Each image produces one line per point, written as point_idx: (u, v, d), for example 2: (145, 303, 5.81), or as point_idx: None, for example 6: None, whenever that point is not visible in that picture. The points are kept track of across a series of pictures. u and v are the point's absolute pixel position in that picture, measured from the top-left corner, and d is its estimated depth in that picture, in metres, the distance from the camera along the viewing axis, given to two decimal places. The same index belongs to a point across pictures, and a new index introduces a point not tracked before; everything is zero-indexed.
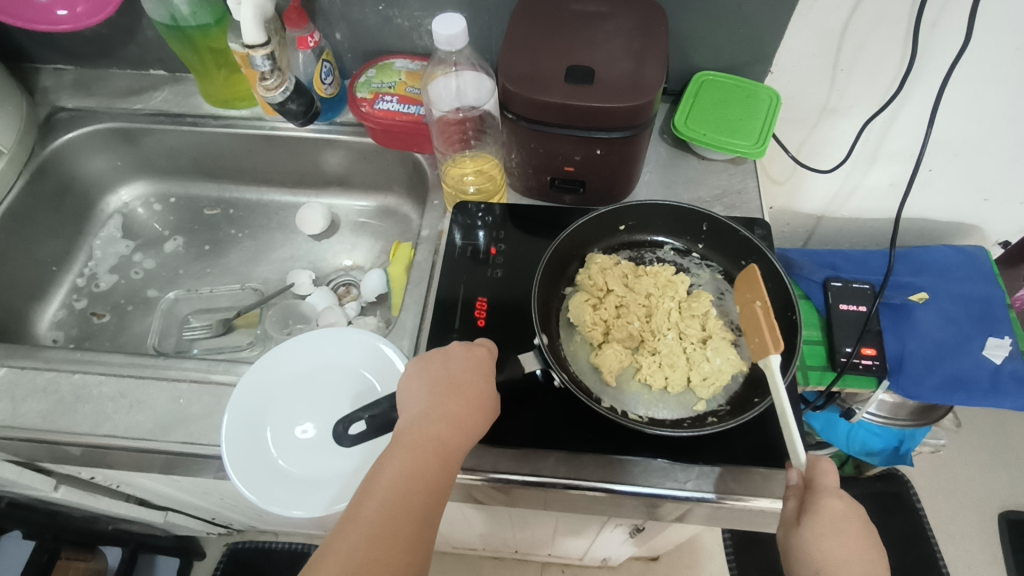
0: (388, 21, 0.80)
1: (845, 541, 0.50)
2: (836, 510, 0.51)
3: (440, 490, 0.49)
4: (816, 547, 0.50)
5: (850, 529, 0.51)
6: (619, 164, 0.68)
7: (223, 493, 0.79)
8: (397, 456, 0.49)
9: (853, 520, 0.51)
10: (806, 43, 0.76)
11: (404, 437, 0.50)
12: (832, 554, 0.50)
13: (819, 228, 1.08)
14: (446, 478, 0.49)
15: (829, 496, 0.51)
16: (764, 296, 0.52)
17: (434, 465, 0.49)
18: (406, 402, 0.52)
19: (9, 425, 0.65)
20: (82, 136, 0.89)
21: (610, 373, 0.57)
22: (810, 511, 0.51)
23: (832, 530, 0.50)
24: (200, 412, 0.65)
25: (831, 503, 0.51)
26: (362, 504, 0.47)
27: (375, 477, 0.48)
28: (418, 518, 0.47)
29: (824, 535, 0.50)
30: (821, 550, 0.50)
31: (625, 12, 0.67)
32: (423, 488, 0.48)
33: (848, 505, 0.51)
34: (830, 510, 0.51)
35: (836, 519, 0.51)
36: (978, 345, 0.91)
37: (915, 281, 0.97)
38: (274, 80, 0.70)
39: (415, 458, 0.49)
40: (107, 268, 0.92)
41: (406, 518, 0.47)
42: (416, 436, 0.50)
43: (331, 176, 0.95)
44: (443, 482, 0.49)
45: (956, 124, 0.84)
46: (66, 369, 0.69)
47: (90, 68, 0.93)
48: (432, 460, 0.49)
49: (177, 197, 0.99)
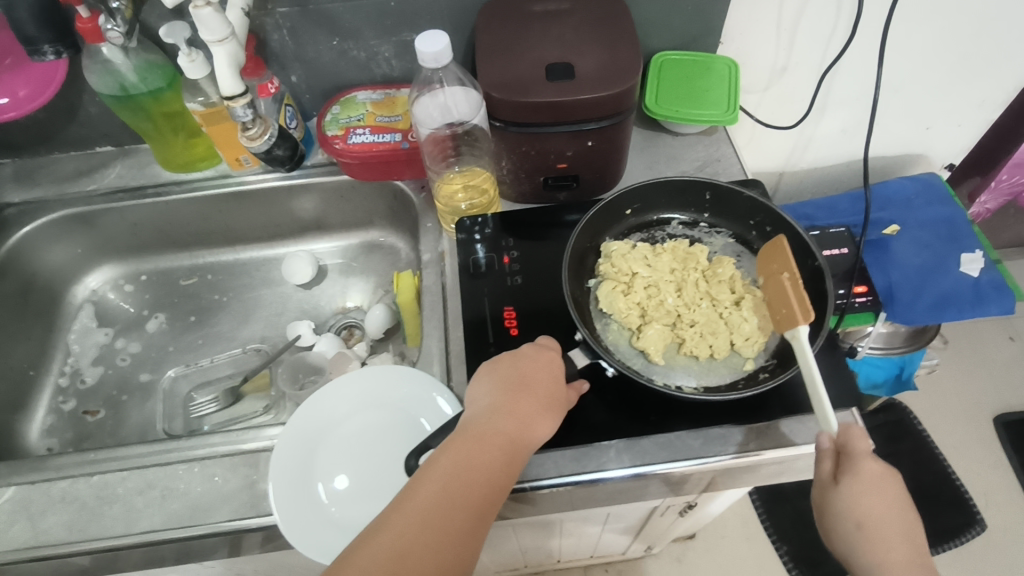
0: (344, 54, 0.78)
1: (883, 499, 0.51)
2: (874, 471, 0.51)
3: (499, 487, 0.46)
4: (857, 506, 0.51)
5: (887, 487, 0.51)
6: (610, 152, 0.69)
7: (266, 568, 0.75)
8: (460, 444, 0.47)
9: (890, 479, 0.51)
10: (751, 9, 0.79)
11: (469, 428, 0.48)
12: (873, 512, 0.51)
13: (783, 182, 1.11)
14: (506, 476, 0.47)
15: (866, 458, 0.51)
16: (793, 268, 0.52)
17: (497, 460, 0.47)
18: (475, 398, 0.52)
19: (33, 544, 0.60)
20: (38, 228, 0.83)
21: (657, 352, 0.57)
22: (848, 474, 0.51)
23: (871, 490, 0.51)
24: (239, 486, 0.62)
25: (869, 464, 0.51)
26: (419, 486, 0.45)
27: (433, 462, 0.46)
28: (473, 511, 0.45)
29: (863, 495, 0.51)
30: (861, 509, 0.51)
31: (584, 6, 0.69)
32: (482, 480, 0.46)
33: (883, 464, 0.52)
34: (867, 471, 0.51)
35: (873, 479, 0.51)
36: (955, 263, 0.96)
37: (884, 216, 1.02)
38: (256, 128, 0.71)
39: (478, 449, 0.47)
40: (89, 361, 0.87)
41: (461, 508, 0.44)
42: (481, 429, 0.48)
43: (307, 222, 0.92)
44: (503, 480, 0.47)
45: (895, 62, 0.88)
46: (82, 474, 0.64)
47: (30, 158, 0.88)
48: (495, 454, 0.47)
49: (148, 274, 0.94)
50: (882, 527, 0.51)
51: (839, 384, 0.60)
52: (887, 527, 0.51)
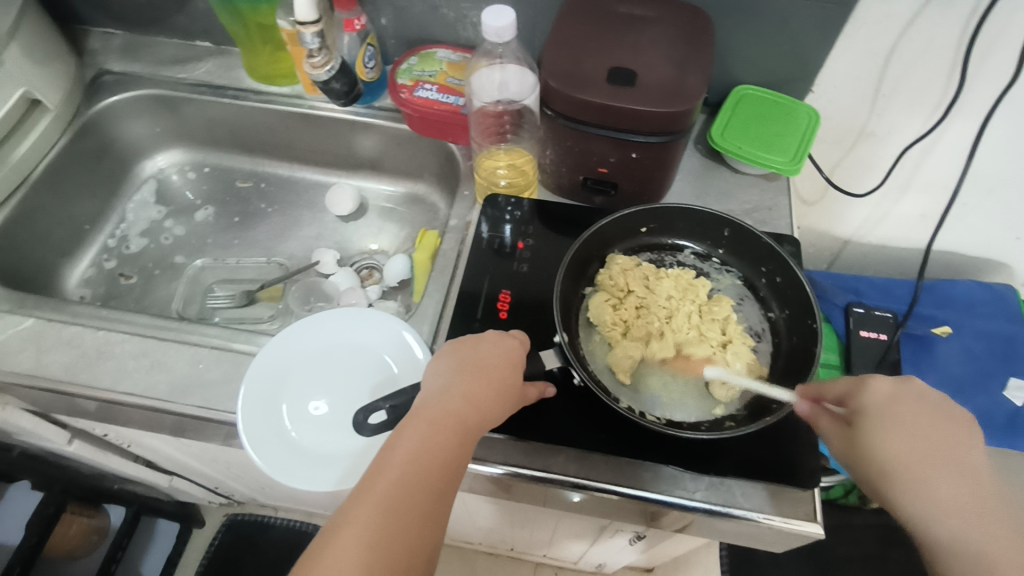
0: (434, 10, 0.80)
1: (910, 427, 0.47)
2: (911, 412, 0.47)
3: (456, 467, 0.48)
4: (877, 443, 0.47)
5: (917, 413, 0.47)
6: (653, 169, 0.68)
7: (232, 461, 0.81)
8: (416, 428, 0.48)
9: (917, 402, 0.48)
10: (850, 64, 0.75)
11: (424, 411, 0.49)
12: (897, 448, 0.46)
13: (844, 252, 1.05)
14: (462, 456, 0.48)
15: (868, 391, 0.49)
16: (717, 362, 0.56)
17: (452, 442, 0.48)
18: (431, 379, 0.53)
19: (34, 373, 0.66)
20: (125, 100, 0.90)
21: (630, 372, 0.58)
22: (859, 416, 0.49)
23: (897, 417, 0.47)
24: (219, 379, 0.66)
25: (879, 387, 0.49)
26: (380, 474, 0.46)
27: (392, 448, 0.47)
28: (434, 493, 0.46)
29: (887, 426, 0.47)
30: (893, 442, 0.47)
31: (669, 18, 0.68)
32: (439, 464, 0.47)
33: (905, 392, 0.49)
34: (874, 403, 0.48)
35: (886, 410, 0.48)
36: (999, 385, 0.90)
37: (938, 314, 0.93)
38: (321, 58, 0.73)
39: (434, 433, 0.48)
40: (137, 232, 0.94)
41: (422, 493, 0.46)
42: (435, 411, 0.49)
43: (363, 159, 0.96)
44: (460, 460, 0.48)
45: (996, 160, 0.81)
46: (92, 326, 0.70)
47: (138, 34, 0.95)
48: (450, 435, 0.48)
49: (211, 167, 1.01)
50: (913, 457, 0.46)
51: (808, 460, 0.57)
52: (921, 457, 0.46)
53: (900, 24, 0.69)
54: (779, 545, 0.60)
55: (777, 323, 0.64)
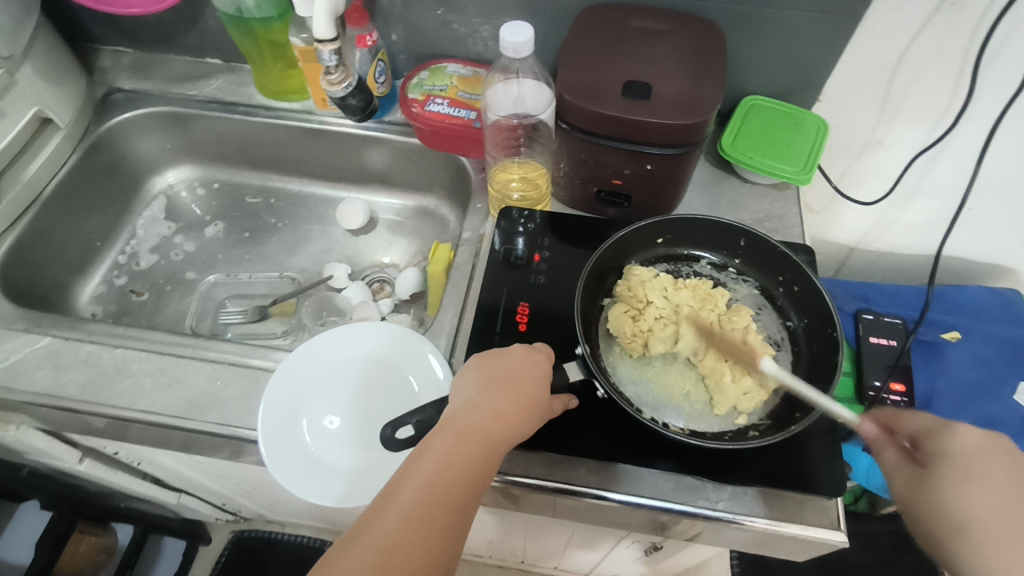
0: (445, 25, 0.81)
1: (991, 488, 0.49)
2: (991, 468, 0.50)
3: (480, 482, 0.48)
4: (952, 491, 0.49)
5: (995, 472, 0.49)
6: (667, 180, 0.68)
7: (245, 477, 0.81)
8: (442, 440, 0.48)
9: (999, 461, 0.50)
10: (858, 74, 0.76)
11: (450, 424, 0.49)
12: (980, 510, 0.48)
13: (851, 260, 1.05)
14: (487, 471, 0.48)
15: (950, 436, 0.52)
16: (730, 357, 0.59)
17: (477, 455, 0.48)
18: (458, 392, 0.53)
19: (51, 392, 0.66)
20: (136, 117, 0.91)
21: None
22: (934, 458, 0.51)
23: (974, 470, 0.50)
24: (237, 395, 0.66)
25: (963, 436, 0.51)
26: (403, 484, 0.46)
27: (417, 459, 0.47)
28: (457, 508, 0.46)
29: (962, 476, 0.49)
30: (973, 496, 0.49)
31: (682, 32, 0.68)
32: (463, 476, 0.47)
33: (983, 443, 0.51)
34: (956, 449, 0.51)
35: (966, 458, 0.50)
36: (1009, 390, 0.89)
37: (946, 319, 0.94)
38: (337, 75, 0.74)
39: (459, 446, 0.48)
40: (148, 248, 0.94)
41: (445, 506, 0.45)
42: (462, 424, 0.49)
43: (373, 174, 0.96)
44: (485, 475, 0.48)
45: (1003, 166, 0.82)
46: (108, 343, 0.70)
47: (148, 53, 0.96)
48: (476, 450, 0.48)
49: (220, 183, 1.01)
50: (993, 521, 0.48)
51: (831, 470, 0.57)
52: (1000, 524, 0.48)
53: (908, 33, 0.70)
54: (800, 553, 0.60)
55: (796, 331, 0.64)
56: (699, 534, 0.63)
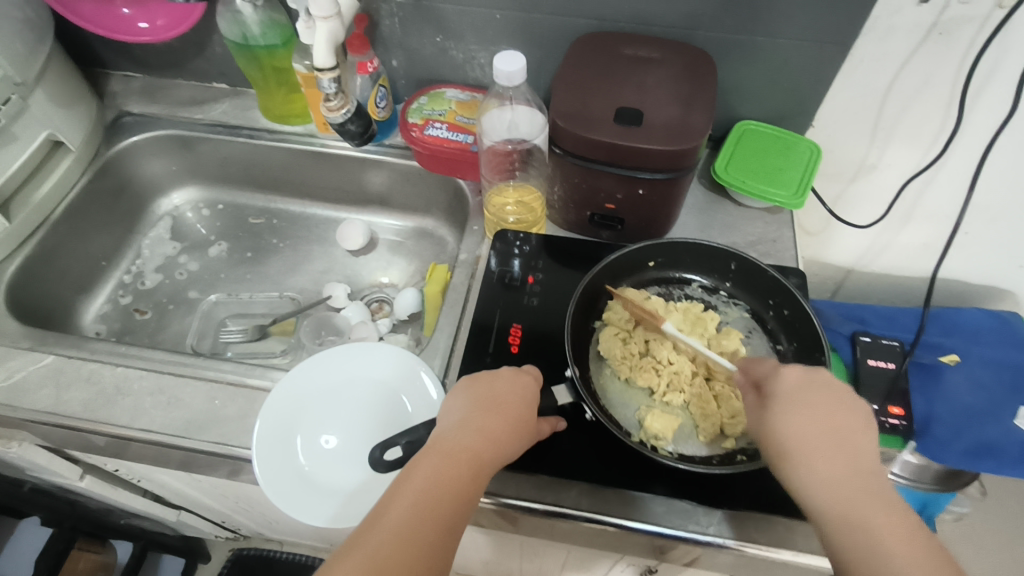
0: (444, 52, 0.83)
1: (809, 411, 0.50)
2: (815, 397, 0.50)
3: (467, 502, 0.48)
4: (783, 421, 0.50)
5: (819, 401, 0.50)
6: (660, 204, 0.69)
7: (241, 496, 0.81)
8: (430, 461, 0.49)
9: (821, 390, 0.51)
10: (849, 100, 0.77)
11: (439, 445, 0.50)
12: (791, 432, 0.49)
13: (848, 282, 1.05)
14: (474, 491, 0.49)
15: (782, 375, 0.53)
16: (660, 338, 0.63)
17: (465, 475, 0.48)
18: (448, 412, 0.53)
19: (53, 410, 0.67)
20: (144, 140, 0.93)
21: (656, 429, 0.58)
22: (770, 397, 0.52)
23: (798, 401, 0.50)
24: (234, 414, 0.67)
25: (789, 372, 0.52)
26: (392, 503, 0.46)
27: (405, 479, 0.48)
28: (444, 526, 0.46)
29: (790, 406, 0.50)
30: (793, 425, 0.49)
31: (673, 59, 0.70)
32: (451, 496, 0.47)
33: (811, 382, 0.51)
34: (785, 384, 0.52)
35: (794, 391, 0.51)
36: (1009, 414, 0.88)
37: (944, 342, 0.94)
38: (337, 101, 0.75)
39: (447, 466, 0.48)
40: (152, 268, 0.96)
41: (432, 525, 0.46)
42: (451, 445, 0.50)
43: (373, 196, 0.98)
44: (472, 495, 0.48)
45: (996, 189, 0.82)
46: (110, 362, 0.71)
47: (157, 78, 0.98)
48: (464, 470, 0.49)
49: (224, 204, 1.03)
50: (801, 442, 0.49)
51: None
52: (804, 442, 0.48)
53: (897, 61, 0.71)
54: None
55: (786, 355, 0.65)
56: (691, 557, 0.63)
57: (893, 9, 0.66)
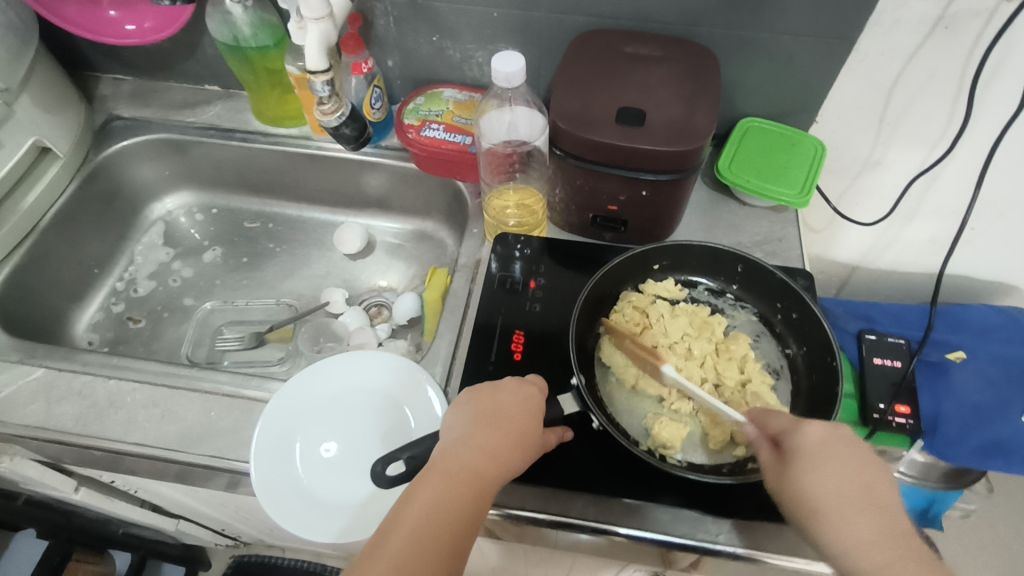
0: (440, 51, 0.81)
1: (829, 473, 0.47)
2: (835, 457, 0.48)
3: (470, 524, 0.47)
4: (808, 484, 0.48)
5: (843, 458, 0.48)
6: (663, 206, 0.68)
7: (241, 506, 0.79)
8: (430, 482, 0.47)
9: (845, 446, 0.48)
10: (855, 96, 0.75)
11: (440, 464, 0.48)
12: (819, 494, 0.47)
13: (853, 279, 1.04)
14: (477, 512, 0.47)
15: (803, 430, 0.50)
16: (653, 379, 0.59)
17: (467, 496, 0.47)
18: (449, 428, 0.52)
19: (44, 425, 0.66)
20: (135, 145, 0.91)
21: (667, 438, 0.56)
22: (792, 454, 0.49)
23: (820, 461, 0.48)
24: (230, 426, 0.66)
25: (812, 428, 0.50)
26: (393, 529, 0.45)
27: (406, 502, 0.46)
28: (447, 551, 0.45)
29: (813, 467, 0.48)
30: (816, 489, 0.47)
31: (675, 57, 0.68)
32: (453, 519, 0.46)
33: (834, 435, 0.49)
34: (806, 442, 0.49)
35: (814, 451, 0.48)
36: (1017, 411, 0.86)
37: (951, 338, 0.93)
38: (330, 105, 0.73)
39: (448, 487, 0.47)
40: (146, 274, 0.94)
41: (434, 551, 0.44)
42: (452, 464, 0.48)
43: (371, 198, 0.96)
44: (475, 516, 0.47)
45: (1004, 185, 0.81)
46: (102, 374, 0.70)
47: (148, 80, 0.96)
48: (465, 490, 0.47)
49: (218, 208, 1.01)
50: (830, 505, 0.47)
51: None
52: (833, 507, 0.46)
53: (903, 55, 0.69)
54: None
55: (795, 359, 0.64)
56: (700, 565, 0.61)
57: (900, 2, 0.65)
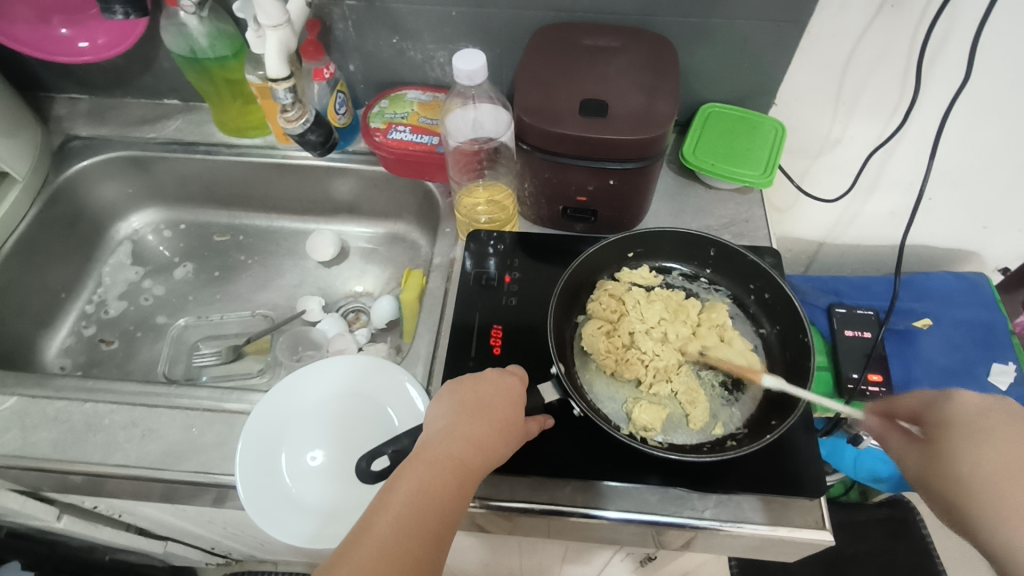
0: (401, 53, 0.81)
1: (998, 447, 0.41)
2: (1000, 428, 0.42)
3: (453, 511, 0.47)
4: (959, 456, 0.41)
5: (1007, 433, 0.41)
6: (630, 194, 0.69)
7: (229, 521, 0.79)
8: (415, 470, 0.48)
9: (1008, 417, 0.42)
10: (810, 76, 0.77)
11: (424, 453, 0.49)
12: (981, 470, 0.40)
13: (820, 255, 1.07)
14: (461, 500, 0.48)
15: (948, 402, 0.44)
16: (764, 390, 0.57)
17: (451, 484, 0.48)
18: (433, 419, 0.53)
19: (19, 454, 0.65)
20: (96, 164, 0.89)
21: (648, 422, 0.57)
22: (940, 428, 0.44)
23: (982, 433, 0.42)
24: (212, 441, 0.65)
25: (963, 398, 0.44)
26: (377, 516, 0.45)
27: (389, 490, 0.47)
28: (430, 538, 0.45)
29: (967, 438, 0.42)
30: (981, 465, 0.40)
31: (634, 47, 0.70)
32: (436, 506, 0.46)
33: (998, 407, 0.43)
34: (957, 413, 0.43)
35: (971, 422, 0.42)
36: (984, 371, 0.90)
37: (917, 307, 0.95)
38: (294, 112, 0.73)
39: (433, 476, 0.47)
40: (116, 295, 0.93)
41: (418, 537, 0.45)
42: (435, 453, 0.49)
43: (341, 204, 0.96)
44: (459, 504, 0.48)
45: (956, 156, 0.84)
46: (77, 399, 0.68)
47: (105, 98, 0.94)
48: (450, 479, 0.48)
49: (187, 224, 1.00)
50: (1003, 485, 0.39)
51: (813, 472, 0.57)
52: (1008, 485, 0.39)
53: (854, 34, 0.71)
54: (791, 554, 0.60)
55: (769, 338, 0.66)
56: (688, 543, 0.63)
57: None
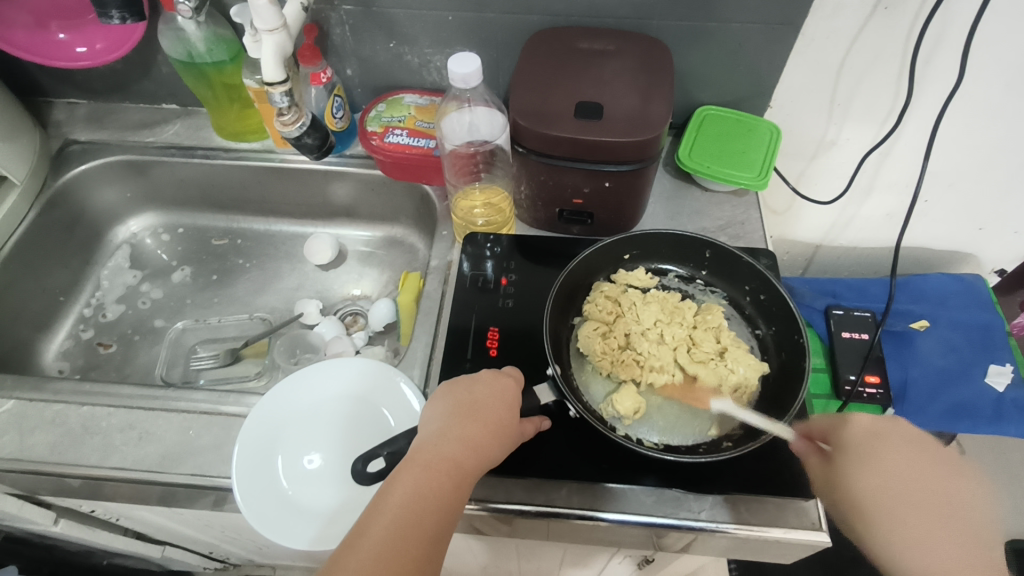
0: (398, 57, 0.81)
1: (891, 466, 0.53)
2: (888, 451, 0.53)
3: (449, 511, 0.47)
4: (859, 477, 0.52)
5: (891, 455, 0.53)
6: (626, 196, 0.69)
7: (225, 525, 0.79)
8: (410, 473, 0.48)
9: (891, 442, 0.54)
10: (805, 80, 0.78)
11: (418, 456, 0.49)
12: (871, 489, 0.52)
13: (817, 257, 1.07)
14: (457, 501, 0.48)
15: (847, 426, 0.55)
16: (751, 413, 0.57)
17: (446, 485, 0.48)
18: (427, 421, 0.53)
19: (16, 457, 0.65)
20: (94, 168, 0.90)
21: None
22: (842, 451, 0.54)
23: (874, 455, 0.53)
24: (209, 444, 0.65)
25: (858, 422, 0.55)
26: (373, 520, 0.45)
27: (385, 494, 0.47)
28: (427, 539, 0.46)
29: (866, 463, 0.52)
30: (873, 486, 0.52)
31: (629, 51, 0.70)
32: (432, 507, 0.47)
33: (882, 429, 0.54)
34: (854, 437, 0.54)
35: (866, 447, 0.53)
36: (980, 372, 0.90)
37: (913, 309, 0.95)
38: (291, 115, 0.73)
39: (428, 478, 0.47)
40: (114, 299, 0.93)
41: (415, 539, 0.45)
42: (430, 455, 0.49)
43: (339, 208, 0.96)
44: (455, 505, 0.48)
45: (951, 157, 0.84)
46: (74, 402, 0.68)
47: (104, 103, 0.95)
48: (445, 480, 0.48)
49: (185, 227, 1.00)
50: (882, 499, 0.51)
51: (810, 474, 0.57)
52: (889, 501, 0.51)
53: (848, 37, 0.72)
54: (788, 555, 0.60)
55: (765, 339, 0.66)
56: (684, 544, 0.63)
57: None
